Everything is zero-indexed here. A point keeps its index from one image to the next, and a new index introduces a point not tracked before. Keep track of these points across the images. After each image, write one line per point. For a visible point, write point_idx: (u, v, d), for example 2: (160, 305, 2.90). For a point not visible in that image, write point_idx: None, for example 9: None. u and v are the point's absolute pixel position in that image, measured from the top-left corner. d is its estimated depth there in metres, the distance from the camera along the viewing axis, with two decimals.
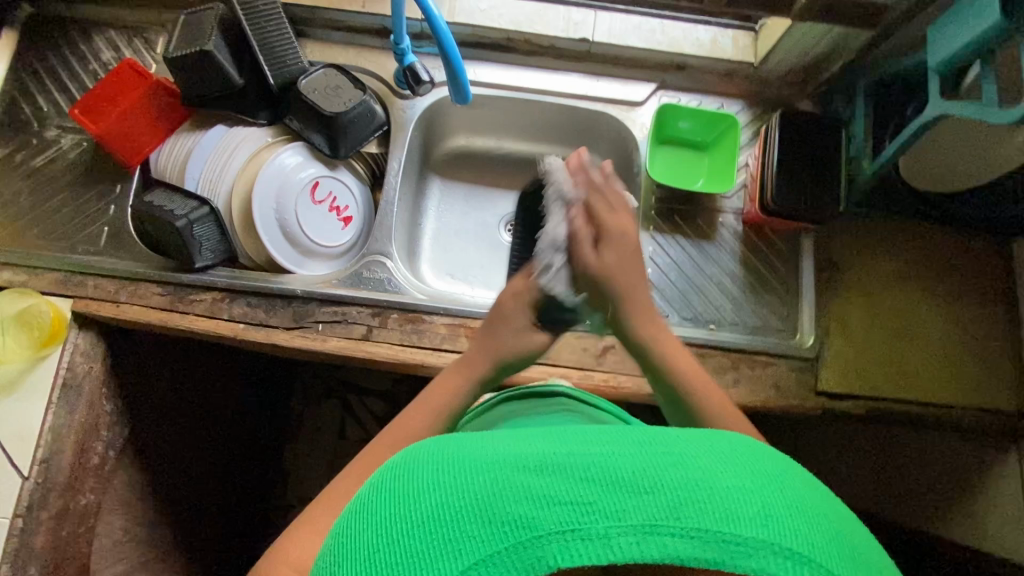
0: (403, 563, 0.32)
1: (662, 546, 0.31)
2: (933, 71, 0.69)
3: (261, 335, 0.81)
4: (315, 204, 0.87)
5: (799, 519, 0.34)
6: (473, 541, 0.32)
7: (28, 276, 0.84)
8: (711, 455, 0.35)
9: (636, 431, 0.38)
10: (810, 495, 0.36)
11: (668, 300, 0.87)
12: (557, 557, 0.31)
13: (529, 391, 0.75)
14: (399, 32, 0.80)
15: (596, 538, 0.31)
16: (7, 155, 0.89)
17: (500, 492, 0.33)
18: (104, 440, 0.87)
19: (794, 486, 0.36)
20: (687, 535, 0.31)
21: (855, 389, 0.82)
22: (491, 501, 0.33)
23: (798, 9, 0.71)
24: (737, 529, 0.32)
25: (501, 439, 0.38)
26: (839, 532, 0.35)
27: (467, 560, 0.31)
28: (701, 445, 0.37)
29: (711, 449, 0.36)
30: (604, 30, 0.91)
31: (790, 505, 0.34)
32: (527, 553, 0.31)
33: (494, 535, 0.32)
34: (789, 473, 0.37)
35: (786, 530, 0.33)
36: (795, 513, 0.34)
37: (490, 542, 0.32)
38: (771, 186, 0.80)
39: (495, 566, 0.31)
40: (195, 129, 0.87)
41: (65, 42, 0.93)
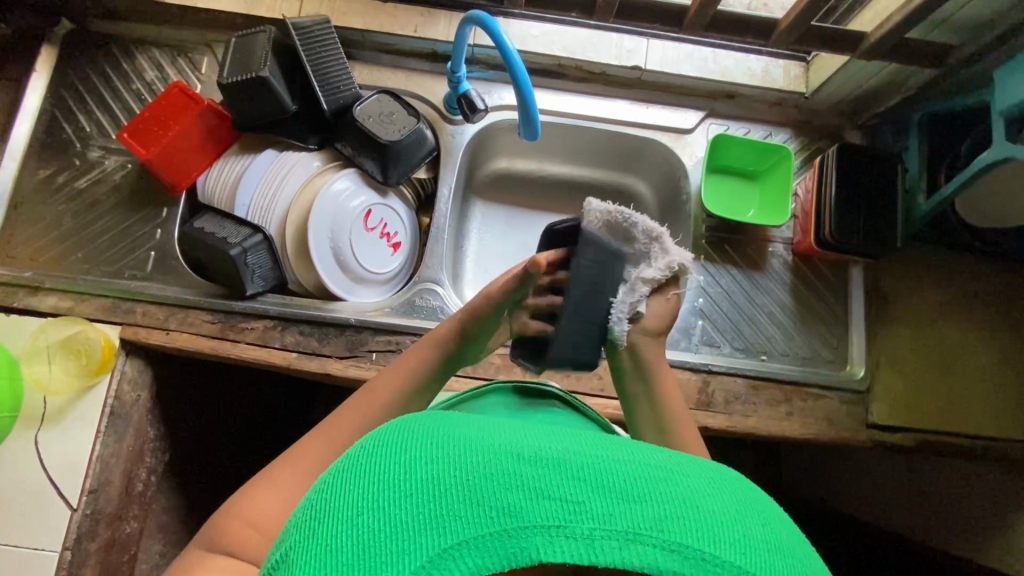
0: (383, 533, 0.31)
1: (643, 555, 0.31)
2: (999, 115, 0.69)
3: (314, 365, 0.80)
4: (366, 232, 0.86)
5: (778, 556, 0.33)
6: (459, 523, 0.31)
7: (74, 302, 0.82)
8: (703, 478, 0.35)
9: (628, 441, 0.37)
10: (790, 537, 0.36)
11: (719, 329, 0.87)
12: (538, 550, 0.31)
13: (502, 388, 0.74)
14: (457, 61, 0.80)
15: (579, 538, 0.31)
16: (50, 176, 0.87)
17: (490, 476, 0.32)
18: (148, 466, 0.86)
19: (776, 525, 0.35)
20: (669, 549, 0.31)
21: (905, 421, 0.83)
22: (481, 484, 0.32)
23: (867, 46, 0.71)
24: (718, 552, 0.32)
25: (494, 428, 0.37)
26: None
27: (450, 539, 0.31)
28: (691, 465, 0.36)
29: (702, 471, 0.36)
30: (656, 58, 0.91)
31: (773, 542, 0.34)
32: (509, 543, 0.31)
33: (481, 519, 0.31)
34: (771, 512, 0.36)
35: (767, 562, 0.33)
36: (777, 551, 0.33)
37: (475, 526, 0.31)
38: (828, 220, 0.80)
39: (477, 550, 0.31)
40: (245, 153, 0.86)
41: (107, 60, 0.92)
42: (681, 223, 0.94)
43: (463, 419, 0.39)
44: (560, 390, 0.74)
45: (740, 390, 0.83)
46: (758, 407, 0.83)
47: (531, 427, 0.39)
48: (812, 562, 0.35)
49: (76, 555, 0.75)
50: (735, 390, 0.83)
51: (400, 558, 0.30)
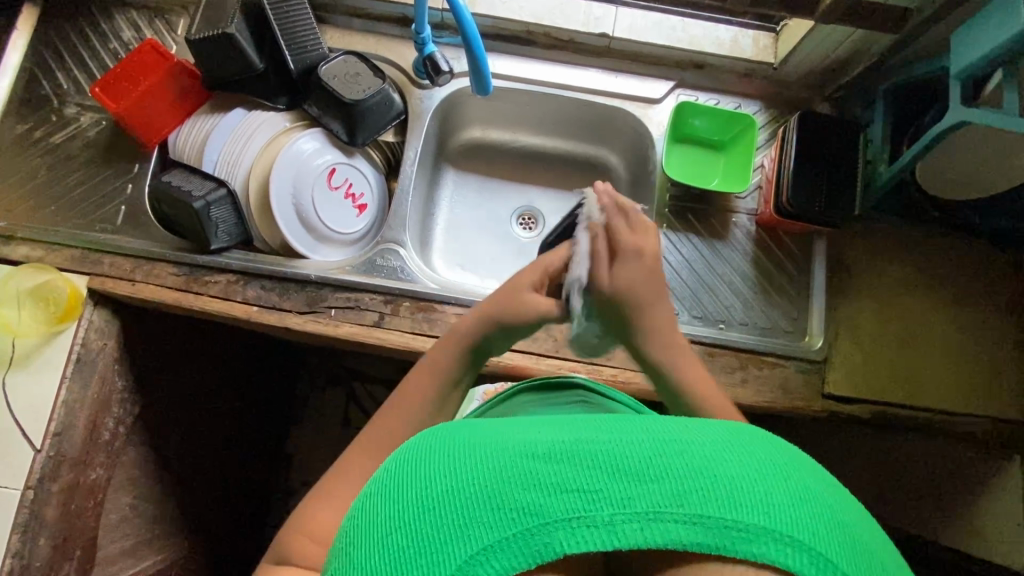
0: (414, 546, 0.33)
1: (665, 532, 0.32)
2: (955, 79, 0.69)
3: (273, 319, 0.81)
4: (331, 191, 0.88)
5: (804, 509, 0.34)
6: (482, 526, 0.33)
7: (45, 252, 0.84)
8: (719, 445, 0.36)
9: (640, 421, 0.38)
10: (817, 484, 0.36)
11: (679, 298, 0.87)
12: (564, 543, 0.32)
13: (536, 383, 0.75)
14: (420, 21, 0.80)
15: (600, 525, 0.32)
16: (26, 131, 0.90)
17: (508, 478, 0.34)
18: (116, 415, 0.88)
19: (801, 475, 0.36)
20: (691, 522, 0.32)
21: (861, 393, 0.83)
22: (500, 488, 0.34)
23: (823, 9, 0.71)
24: (739, 516, 0.32)
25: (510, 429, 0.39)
26: (848, 526, 0.35)
27: (477, 544, 0.33)
28: (708, 434, 0.37)
29: (720, 439, 0.36)
30: (625, 26, 0.91)
31: (796, 498, 0.34)
32: (535, 539, 0.33)
33: (505, 520, 0.33)
34: (794, 461, 0.37)
35: (791, 521, 0.33)
36: (802, 504, 0.34)
37: (500, 528, 0.33)
38: (787, 188, 0.80)
39: (504, 550, 0.32)
40: (214, 111, 0.87)
41: (85, 20, 0.94)
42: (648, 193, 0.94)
43: (481, 425, 0.41)
44: (586, 380, 0.75)
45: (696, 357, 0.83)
46: (713, 374, 0.83)
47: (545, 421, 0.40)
48: (842, 508, 0.36)
49: (39, 494, 0.78)
50: None
51: (434, 566, 0.32)
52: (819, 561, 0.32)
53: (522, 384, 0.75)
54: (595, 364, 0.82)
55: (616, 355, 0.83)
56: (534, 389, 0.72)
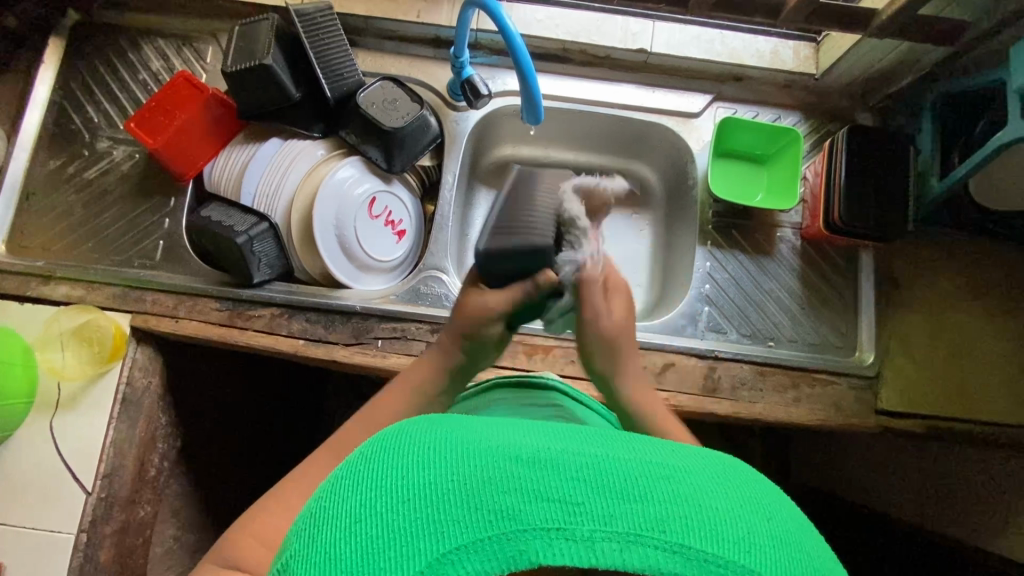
0: (385, 539, 0.32)
1: (644, 556, 0.31)
2: (1014, 93, 0.67)
3: (321, 352, 0.80)
4: (371, 220, 0.86)
5: (783, 553, 0.33)
6: (457, 526, 0.32)
7: (85, 291, 0.83)
8: (704, 475, 0.36)
9: (626, 441, 0.38)
10: (797, 529, 0.36)
11: (726, 315, 0.86)
12: (538, 553, 0.31)
13: (506, 382, 0.75)
14: (460, 45, 0.78)
15: (578, 540, 0.32)
16: (60, 167, 0.88)
17: (489, 482, 0.33)
18: (160, 452, 0.88)
19: (783, 519, 0.36)
20: (669, 549, 0.32)
21: (916, 408, 0.82)
22: (480, 491, 0.33)
23: (878, 24, 0.69)
24: (721, 551, 0.32)
25: (496, 432, 0.38)
26: (821, 571, 0.34)
27: (449, 544, 0.32)
28: (693, 461, 0.37)
29: (704, 468, 0.36)
30: (662, 41, 0.89)
31: (777, 539, 0.34)
32: (508, 546, 0.32)
33: (480, 523, 0.32)
34: (776, 503, 0.37)
35: (769, 561, 0.33)
36: (780, 544, 0.34)
37: (473, 531, 0.32)
38: (838, 204, 0.79)
39: (476, 555, 0.32)
40: (250, 142, 0.86)
41: (113, 50, 0.92)
42: (688, 208, 0.93)
43: (466, 423, 0.40)
44: (561, 383, 0.75)
45: (747, 376, 0.82)
46: (765, 394, 0.82)
47: (531, 428, 0.40)
48: (820, 557, 0.36)
49: (92, 537, 0.77)
50: (741, 376, 0.82)
51: (398, 563, 0.31)
52: None
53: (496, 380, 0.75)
54: None
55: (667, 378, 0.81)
56: (508, 386, 0.73)
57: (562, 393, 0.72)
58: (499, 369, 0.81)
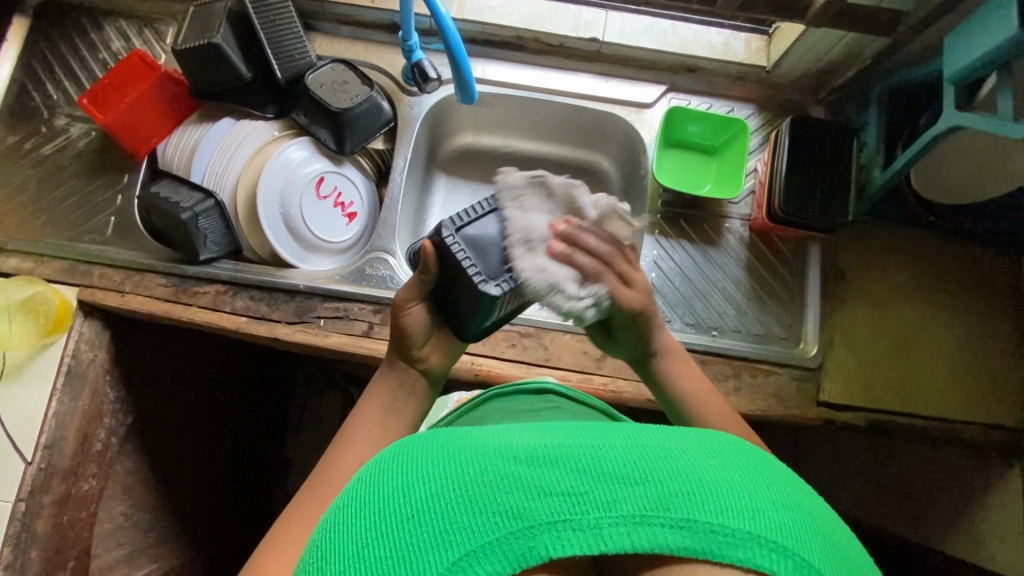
0: (400, 554, 0.34)
1: (651, 535, 0.33)
2: (949, 82, 0.68)
3: (263, 329, 0.81)
4: (320, 200, 0.87)
5: (784, 513, 0.35)
6: (468, 530, 0.34)
7: (35, 264, 0.84)
8: (697, 451, 0.37)
9: (620, 428, 0.40)
10: (795, 489, 0.37)
11: (671, 305, 0.86)
12: (548, 547, 0.33)
13: (501, 390, 0.74)
14: (407, 28, 0.79)
15: (585, 528, 0.33)
16: (16, 143, 0.90)
17: (494, 482, 0.35)
18: (107, 427, 0.88)
19: (780, 483, 0.37)
20: (675, 526, 0.33)
21: (857, 401, 0.82)
22: (485, 491, 0.35)
23: (814, 12, 0.70)
24: (726, 520, 0.33)
25: (496, 434, 0.40)
26: (823, 525, 0.36)
27: (463, 547, 0.33)
28: (688, 440, 0.38)
29: (699, 445, 0.38)
30: (615, 30, 0.90)
31: (778, 502, 0.35)
32: (518, 543, 0.33)
33: (490, 524, 0.34)
34: (772, 467, 0.38)
35: (775, 524, 0.34)
36: (783, 506, 0.35)
37: (485, 532, 0.33)
38: (779, 194, 0.79)
39: (490, 554, 0.33)
40: (203, 121, 0.87)
41: (75, 30, 0.94)
42: (640, 198, 0.94)
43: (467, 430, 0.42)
44: (558, 384, 0.74)
45: None
46: None
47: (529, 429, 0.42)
48: (822, 512, 0.37)
49: (31, 506, 0.78)
50: None
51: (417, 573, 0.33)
52: (803, 565, 0.33)
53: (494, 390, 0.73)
54: (586, 372, 0.82)
55: (608, 364, 0.82)
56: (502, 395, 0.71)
57: (560, 394, 0.71)
58: None
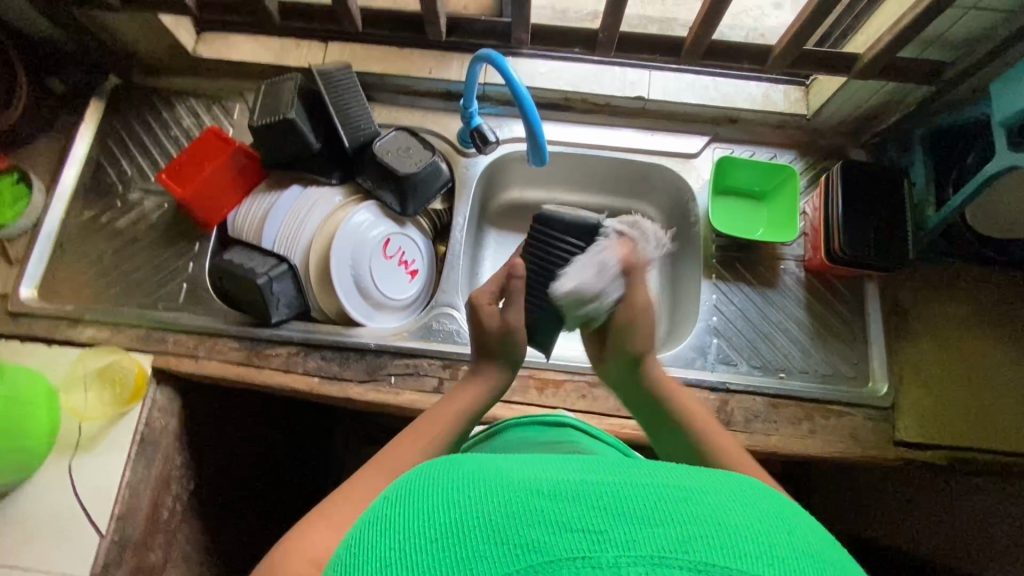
0: None
1: None
2: (998, 125, 0.70)
3: (335, 389, 0.82)
4: (386, 260, 0.91)
5: (812, 565, 0.29)
6: (482, 563, 0.29)
7: (111, 332, 0.86)
8: (720, 494, 0.32)
9: (640, 467, 0.35)
10: (819, 541, 0.31)
11: (736, 348, 0.87)
12: None
13: (515, 421, 0.72)
14: (469, 97, 0.84)
15: (604, 568, 0.27)
16: (93, 217, 0.94)
17: (512, 514, 0.30)
18: (174, 493, 0.88)
19: (802, 532, 0.31)
20: (696, 570, 0.27)
21: (937, 439, 0.80)
22: (502, 524, 0.30)
23: (862, 66, 0.75)
24: (749, 567, 0.28)
25: (518, 468, 0.36)
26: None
27: None
28: (713, 484, 0.33)
29: (723, 490, 0.33)
30: (659, 88, 0.94)
31: (800, 551, 0.30)
32: None
33: (505, 557, 0.29)
34: (796, 517, 0.33)
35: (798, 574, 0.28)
36: (805, 556, 0.29)
37: (500, 567, 0.28)
38: (837, 236, 0.82)
39: None
40: (272, 190, 0.91)
41: (148, 110, 1.00)
42: (692, 243, 0.96)
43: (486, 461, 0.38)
44: (577, 420, 0.73)
45: (760, 408, 0.82)
46: (779, 425, 0.81)
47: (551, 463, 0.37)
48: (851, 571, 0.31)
49: None
50: (754, 409, 0.82)
51: None
52: None
53: (508, 421, 0.72)
54: None
55: None
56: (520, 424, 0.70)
57: (577, 428, 0.69)
58: (511, 404, 0.82)
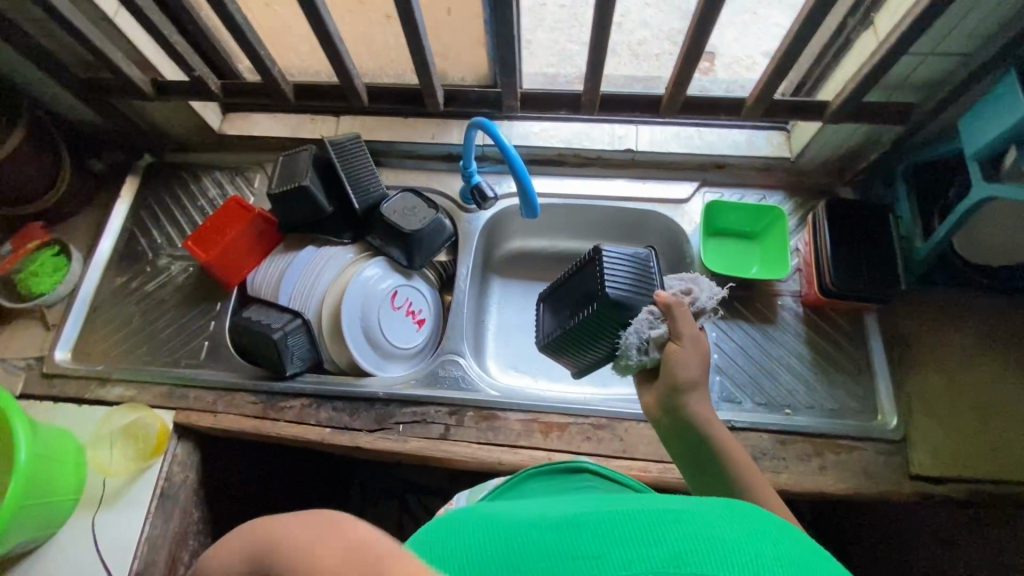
0: None
1: None
2: (971, 159, 0.73)
3: (346, 439, 0.84)
4: (394, 311, 0.95)
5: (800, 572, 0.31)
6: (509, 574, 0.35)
7: (137, 390, 0.91)
8: (717, 516, 0.35)
9: (656, 502, 0.39)
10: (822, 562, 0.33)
11: (739, 385, 0.87)
12: None
13: (538, 468, 0.72)
14: (468, 158, 0.91)
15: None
16: (124, 283, 1.01)
17: (538, 546, 0.36)
18: (190, 549, 0.90)
19: (797, 547, 0.33)
20: None
21: (952, 472, 0.78)
22: (529, 550, 0.36)
23: (832, 111, 0.80)
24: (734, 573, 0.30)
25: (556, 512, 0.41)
26: None
27: None
28: (709, 507, 0.37)
29: (716, 510, 0.36)
30: (646, 140, 1.00)
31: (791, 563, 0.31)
32: None
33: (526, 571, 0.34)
34: (797, 538, 0.34)
35: None
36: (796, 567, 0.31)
37: None
38: (827, 271, 0.84)
39: None
40: (288, 250, 0.97)
41: (178, 183, 1.09)
42: None
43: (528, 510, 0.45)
44: (595, 465, 0.71)
45: (767, 446, 0.82)
46: (788, 463, 0.80)
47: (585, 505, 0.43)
48: None
49: None
50: (761, 446, 0.82)
51: None
52: None
53: (528, 470, 0.71)
54: (665, 461, 0.81)
55: None
56: (538, 474, 0.69)
57: (596, 473, 0.69)
58: (517, 449, 0.83)
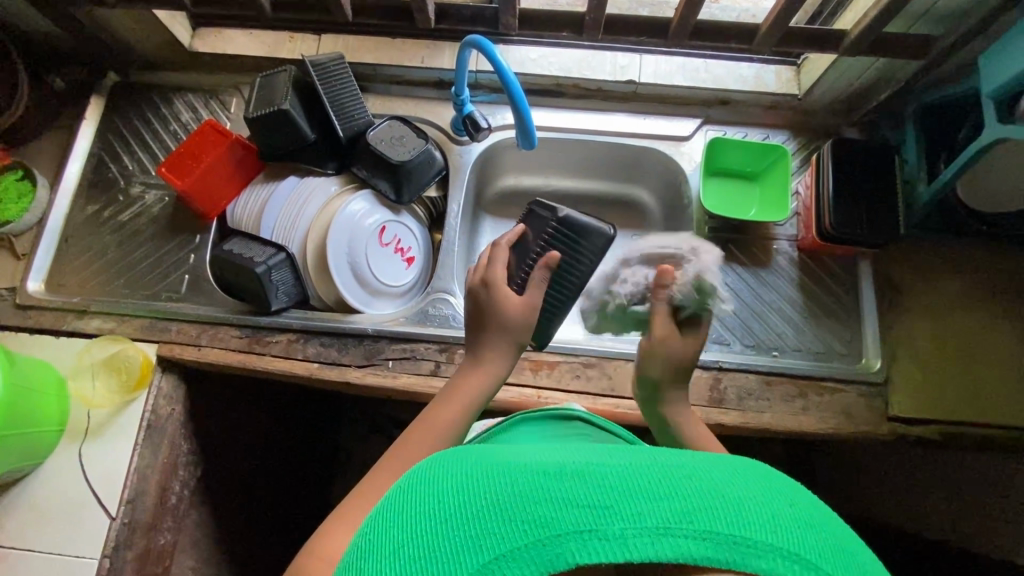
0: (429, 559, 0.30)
1: (675, 546, 0.28)
2: (987, 98, 0.70)
3: (334, 374, 0.84)
4: (382, 247, 0.92)
5: (811, 533, 0.30)
6: (498, 535, 0.30)
7: (117, 323, 0.89)
8: (722, 467, 0.32)
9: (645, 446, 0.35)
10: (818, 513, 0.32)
11: (729, 328, 0.87)
12: (576, 553, 0.28)
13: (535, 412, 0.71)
14: (460, 84, 0.85)
15: (610, 538, 0.28)
16: (97, 212, 0.96)
17: (521, 493, 0.31)
18: (181, 479, 0.90)
19: (799, 501, 0.32)
20: (698, 537, 0.28)
21: (929, 414, 0.81)
22: (513, 501, 0.31)
23: (850, 43, 0.76)
24: (749, 532, 0.28)
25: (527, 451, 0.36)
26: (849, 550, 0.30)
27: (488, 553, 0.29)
28: (726, 459, 0.34)
29: (734, 465, 0.33)
30: (650, 71, 0.95)
31: (800, 519, 0.30)
32: (546, 550, 0.29)
33: (514, 531, 0.30)
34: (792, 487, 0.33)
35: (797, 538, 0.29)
36: (808, 527, 0.30)
37: (514, 536, 0.29)
38: (828, 213, 0.83)
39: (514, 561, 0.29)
40: (269, 181, 0.92)
41: (147, 105, 1.01)
42: (686, 225, 0.96)
43: (486, 448, 0.38)
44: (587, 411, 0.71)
45: (753, 386, 0.83)
46: (773, 403, 0.82)
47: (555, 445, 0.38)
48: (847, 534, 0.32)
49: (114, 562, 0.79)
50: (748, 387, 0.83)
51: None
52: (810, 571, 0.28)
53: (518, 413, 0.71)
54: None
55: None
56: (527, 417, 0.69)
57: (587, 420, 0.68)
58: (507, 386, 0.83)
